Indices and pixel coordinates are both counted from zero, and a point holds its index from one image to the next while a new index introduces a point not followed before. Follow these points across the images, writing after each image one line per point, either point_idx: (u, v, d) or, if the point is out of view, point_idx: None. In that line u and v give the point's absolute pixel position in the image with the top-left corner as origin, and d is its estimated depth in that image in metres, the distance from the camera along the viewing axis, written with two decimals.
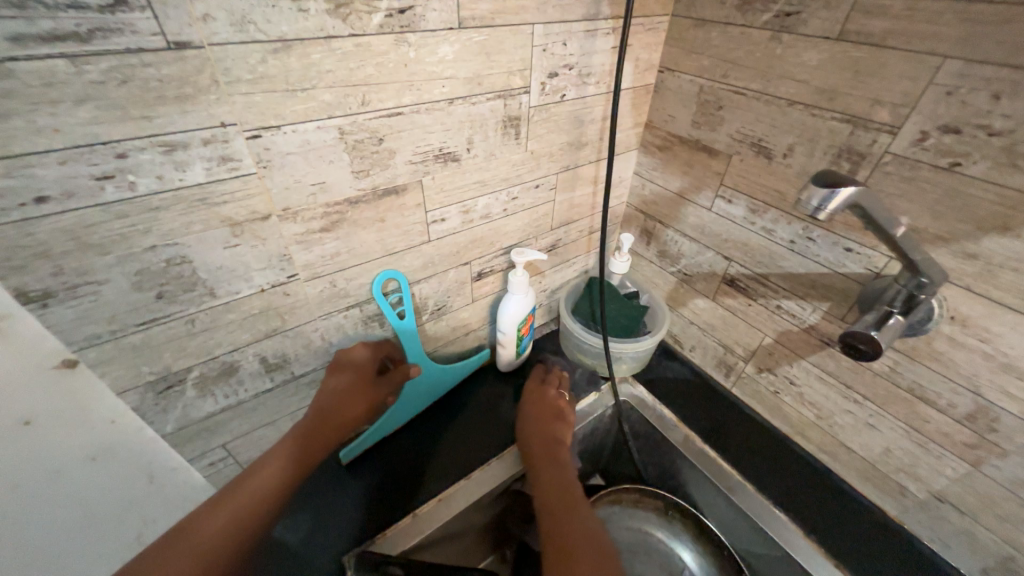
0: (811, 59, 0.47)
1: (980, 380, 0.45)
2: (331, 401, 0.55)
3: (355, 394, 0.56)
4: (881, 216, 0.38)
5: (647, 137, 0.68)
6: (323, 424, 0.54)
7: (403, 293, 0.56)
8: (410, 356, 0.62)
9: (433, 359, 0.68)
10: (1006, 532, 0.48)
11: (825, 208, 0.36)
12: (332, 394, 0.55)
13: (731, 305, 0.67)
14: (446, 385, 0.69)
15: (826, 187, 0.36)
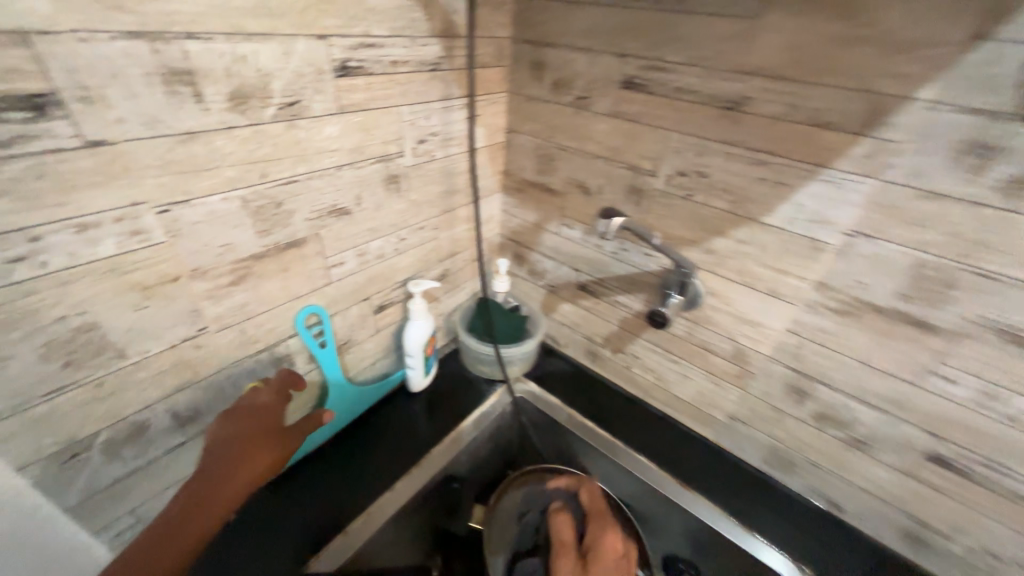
0: (601, 128, 0.68)
1: (733, 331, 0.68)
2: (239, 437, 0.49)
3: (259, 433, 0.51)
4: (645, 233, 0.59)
5: (505, 182, 0.85)
6: (209, 475, 0.47)
7: (324, 324, 0.64)
8: (330, 376, 0.69)
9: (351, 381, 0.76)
10: (769, 429, 0.71)
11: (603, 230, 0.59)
12: (244, 422, 0.51)
13: (587, 305, 0.86)
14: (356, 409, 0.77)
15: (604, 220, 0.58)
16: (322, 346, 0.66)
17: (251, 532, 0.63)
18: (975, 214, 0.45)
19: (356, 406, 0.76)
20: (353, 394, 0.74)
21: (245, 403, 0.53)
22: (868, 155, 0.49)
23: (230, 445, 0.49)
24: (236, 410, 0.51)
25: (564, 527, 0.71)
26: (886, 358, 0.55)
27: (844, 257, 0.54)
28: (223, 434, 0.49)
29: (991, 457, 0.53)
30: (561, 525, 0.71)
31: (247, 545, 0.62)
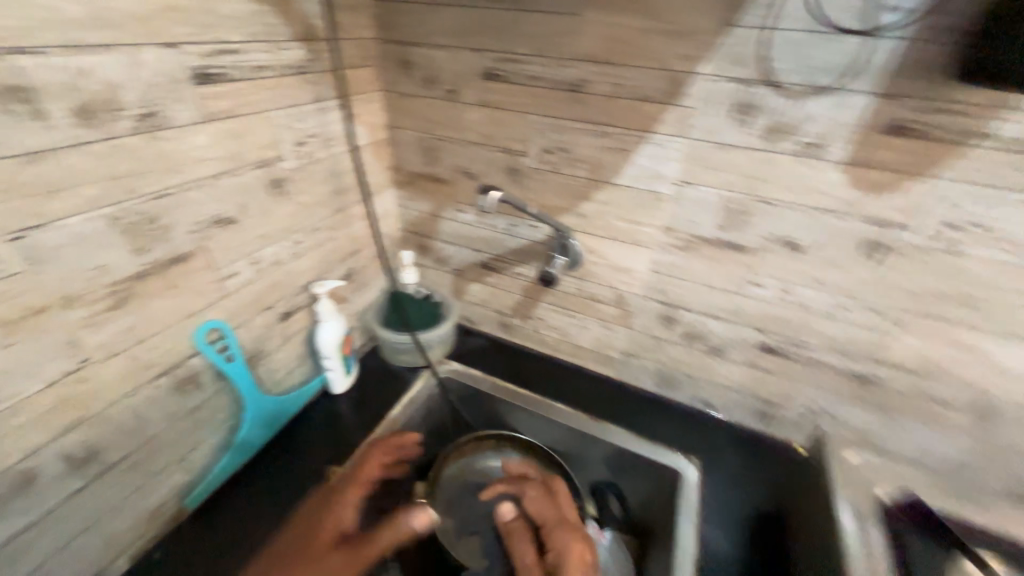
0: (474, 117, 0.75)
1: (612, 279, 0.80)
2: (321, 530, 0.59)
3: (312, 538, 0.58)
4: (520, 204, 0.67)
5: (395, 176, 0.89)
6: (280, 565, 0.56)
7: (227, 338, 0.62)
8: (245, 391, 0.67)
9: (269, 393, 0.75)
10: (654, 356, 0.86)
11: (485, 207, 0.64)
12: (327, 519, 0.59)
13: (492, 281, 0.94)
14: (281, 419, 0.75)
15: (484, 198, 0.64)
16: (230, 360, 0.64)
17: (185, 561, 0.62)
18: (752, 157, 0.60)
19: (279, 416, 0.74)
20: (279, 407, 0.74)
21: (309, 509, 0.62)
22: (677, 120, 0.62)
23: (304, 535, 0.58)
24: (354, 483, 0.64)
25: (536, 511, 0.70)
26: (719, 277, 0.71)
27: (677, 203, 0.68)
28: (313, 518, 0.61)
29: (796, 336, 0.71)
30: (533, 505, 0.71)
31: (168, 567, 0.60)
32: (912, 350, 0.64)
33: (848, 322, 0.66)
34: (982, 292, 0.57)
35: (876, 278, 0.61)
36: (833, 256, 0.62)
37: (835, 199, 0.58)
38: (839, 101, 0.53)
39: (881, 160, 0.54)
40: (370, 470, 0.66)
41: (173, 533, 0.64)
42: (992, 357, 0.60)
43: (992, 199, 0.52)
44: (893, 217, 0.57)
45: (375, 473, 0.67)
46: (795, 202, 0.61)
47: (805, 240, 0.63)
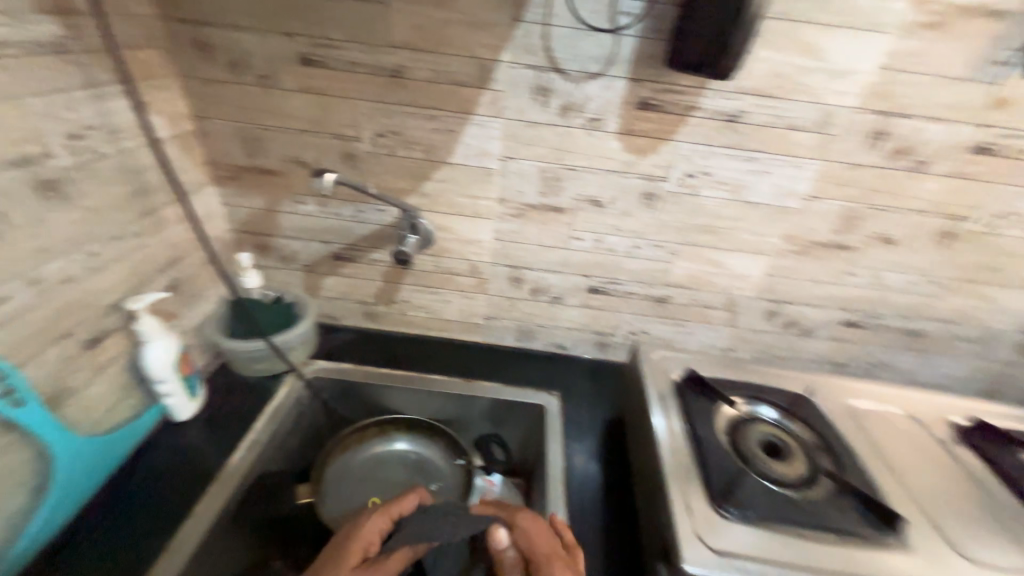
0: (297, 104, 0.74)
1: (462, 252, 0.88)
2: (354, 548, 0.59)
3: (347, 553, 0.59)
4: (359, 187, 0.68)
5: (214, 172, 0.81)
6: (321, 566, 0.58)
7: (12, 379, 0.51)
8: (50, 438, 0.56)
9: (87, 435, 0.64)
10: (511, 314, 0.97)
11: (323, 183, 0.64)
12: (360, 536, 0.60)
13: (347, 272, 0.93)
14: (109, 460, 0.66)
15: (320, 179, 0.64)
16: (21, 406, 0.52)
17: None
18: (554, 131, 0.73)
19: (108, 457, 0.66)
20: (111, 449, 0.66)
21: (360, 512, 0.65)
22: (491, 102, 0.71)
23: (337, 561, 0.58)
24: (381, 508, 0.63)
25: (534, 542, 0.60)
26: (549, 237, 0.84)
27: (505, 176, 0.78)
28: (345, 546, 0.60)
29: (612, 276, 0.89)
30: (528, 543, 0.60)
31: None
32: (685, 271, 0.87)
33: (643, 257, 0.86)
34: (715, 221, 0.80)
35: (653, 221, 0.81)
36: (624, 207, 0.80)
37: (617, 162, 0.75)
38: (606, 84, 0.68)
39: (640, 129, 0.72)
40: (405, 503, 0.65)
41: None
42: (729, 267, 0.86)
43: (708, 153, 0.73)
44: (655, 172, 0.75)
45: (409, 507, 0.65)
46: (591, 167, 0.76)
47: (604, 197, 0.79)
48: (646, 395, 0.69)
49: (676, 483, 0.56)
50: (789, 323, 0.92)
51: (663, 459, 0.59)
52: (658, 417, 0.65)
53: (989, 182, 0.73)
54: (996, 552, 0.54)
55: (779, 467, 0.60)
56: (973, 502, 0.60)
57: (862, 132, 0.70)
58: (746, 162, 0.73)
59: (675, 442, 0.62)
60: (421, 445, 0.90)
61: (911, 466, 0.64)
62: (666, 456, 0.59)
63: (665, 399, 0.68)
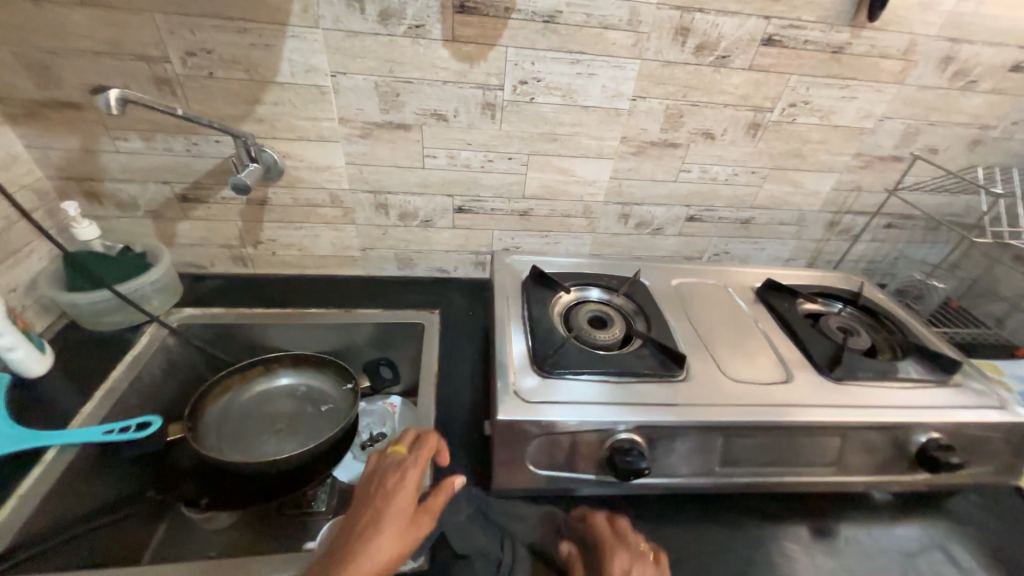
0: (81, 21, 0.66)
1: (318, 180, 0.87)
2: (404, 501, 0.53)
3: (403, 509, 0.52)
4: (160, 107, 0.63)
5: (4, 109, 0.72)
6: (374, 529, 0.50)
7: None
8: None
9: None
10: (385, 243, 0.98)
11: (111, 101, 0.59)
12: (405, 486, 0.54)
13: (200, 214, 0.89)
14: None
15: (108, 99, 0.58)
16: None
17: None
18: (378, 41, 0.71)
19: None
20: None
21: (388, 457, 0.58)
22: (304, 11, 0.68)
23: (396, 517, 0.51)
24: (419, 455, 0.58)
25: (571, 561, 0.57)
26: (403, 156, 0.85)
27: (340, 94, 0.76)
28: (382, 494, 0.53)
29: (473, 193, 0.92)
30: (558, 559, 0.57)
31: None
32: (539, 182, 0.92)
33: (498, 171, 0.89)
34: (556, 128, 0.84)
35: (499, 132, 0.84)
36: (468, 120, 0.81)
37: (450, 72, 0.76)
38: None
39: (464, 35, 0.72)
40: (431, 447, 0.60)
41: None
42: (580, 174, 0.92)
43: (535, 58, 0.76)
44: (490, 81, 0.77)
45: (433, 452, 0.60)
46: (426, 79, 0.76)
47: (446, 111, 0.80)
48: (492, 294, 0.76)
49: (506, 360, 0.64)
50: (641, 224, 1.02)
51: (498, 344, 0.67)
52: (500, 311, 0.72)
53: (781, 73, 0.82)
54: (758, 374, 0.68)
55: (600, 335, 0.70)
56: (753, 342, 0.74)
57: (668, 29, 0.75)
58: (572, 66, 0.77)
59: (512, 328, 0.69)
60: (308, 377, 0.93)
61: (712, 323, 0.77)
62: (500, 340, 0.67)
63: (508, 295, 0.76)
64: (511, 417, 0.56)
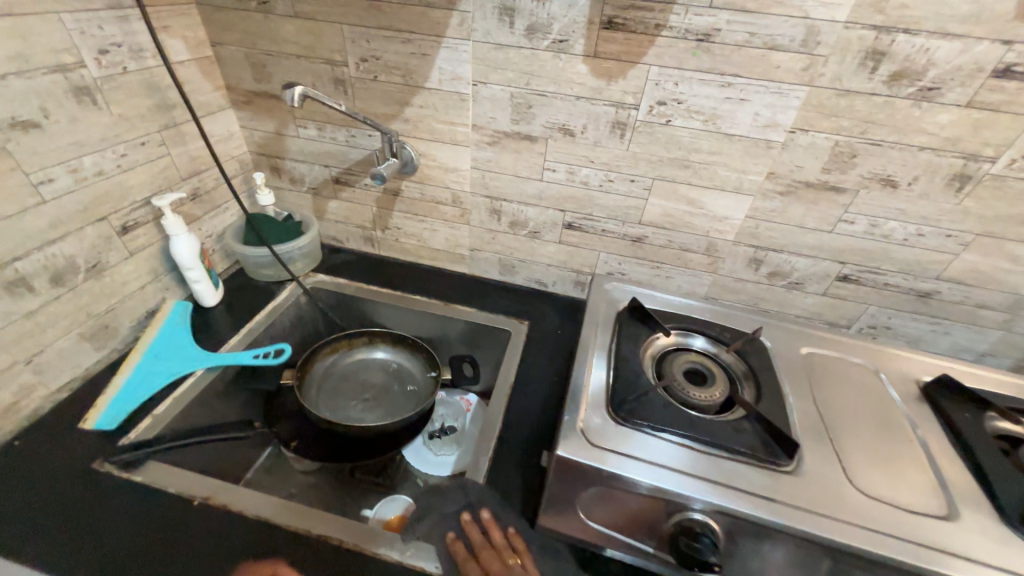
0: (291, 30, 0.81)
1: (443, 180, 0.93)
2: None
3: None
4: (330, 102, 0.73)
5: (232, 96, 0.92)
6: None
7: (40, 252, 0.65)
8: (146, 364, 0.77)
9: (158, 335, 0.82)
10: (492, 247, 1.01)
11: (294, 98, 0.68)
12: None
13: (346, 196, 1.02)
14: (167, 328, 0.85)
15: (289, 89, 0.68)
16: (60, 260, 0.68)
17: (43, 433, 0.68)
18: (521, 54, 0.73)
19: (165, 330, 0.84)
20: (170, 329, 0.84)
21: None
22: (460, 24, 0.73)
23: None
24: None
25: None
26: (524, 167, 0.86)
27: (477, 102, 0.80)
28: None
29: (587, 211, 0.89)
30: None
31: (29, 452, 0.66)
32: (660, 210, 0.85)
33: (617, 192, 0.85)
34: (690, 155, 0.77)
35: (625, 152, 0.79)
36: (595, 137, 0.79)
37: (585, 88, 0.74)
38: (569, 2, 0.67)
39: (607, 51, 0.70)
40: None
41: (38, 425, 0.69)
42: (708, 207, 0.82)
43: (680, 78, 0.70)
44: (625, 99, 0.74)
45: None
46: (559, 93, 0.76)
47: (574, 126, 0.79)
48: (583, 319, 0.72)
49: (579, 394, 0.60)
50: (774, 273, 0.88)
51: (575, 374, 0.63)
52: (587, 338, 0.69)
53: (1018, 114, 0.63)
54: (902, 495, 0.52)
55: (696, 393, 0.61)
56: (904, 452, 0.57)
57: (855, 52, 0.63)
58: (721, 89, 0.69)
59: (595, 360, 0.65)
60: (400, 357, 1.01)
61: (847, 412, 0.62)
62: (578, 371, 0.63)
63: (600, 324, 0.71)
64: (570, 457, 0.52)
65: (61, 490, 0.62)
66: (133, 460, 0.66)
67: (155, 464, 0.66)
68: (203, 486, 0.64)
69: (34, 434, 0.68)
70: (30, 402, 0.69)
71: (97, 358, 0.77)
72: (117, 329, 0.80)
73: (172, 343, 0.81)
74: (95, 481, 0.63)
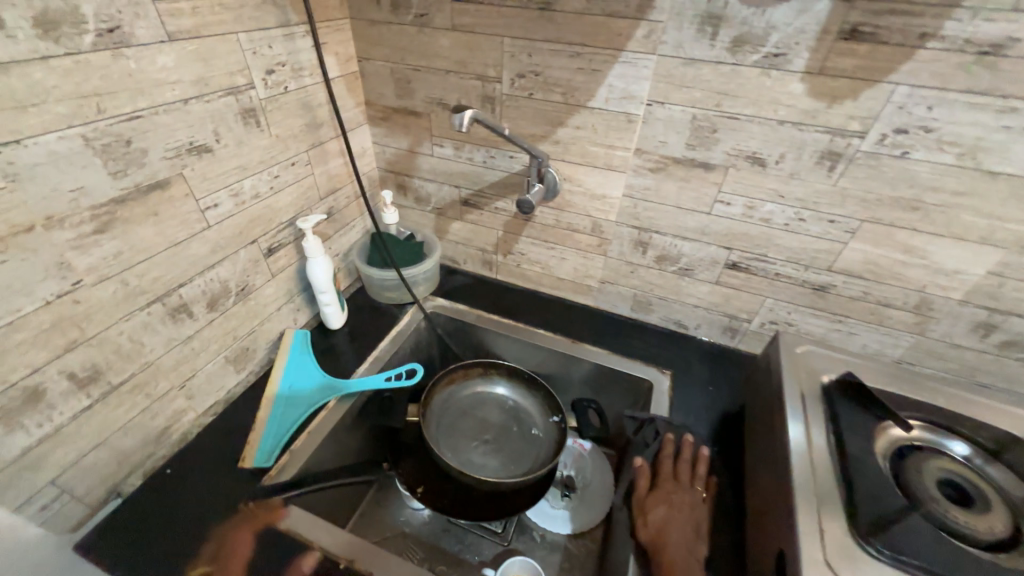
0: (445, 44, 0.75)
1: (586, 208, 0.83)
2: None
3: None
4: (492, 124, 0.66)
5: (370, 112, 0.89)
6: None
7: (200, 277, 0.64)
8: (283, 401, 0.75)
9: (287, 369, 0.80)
10: (629, 282, 0.90)
11: (463, 123, 0.61)
12: None
13: (472, 218, 0.96)
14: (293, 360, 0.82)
15: (457, 114, 0.61)
16: (213, 284, 0.67)
17: (189, 461, 0.67)
18: (718, 71, 0.62)
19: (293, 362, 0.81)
20: (297, 360, 0.82)
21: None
22: (647, 36, 0.63)
23: None
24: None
25: (680, 524, 0.62)
26: (690, 198, 0.74)
27: (648, 124, 0.70)
28: None
29: (760, 250, 0.75)
30: (666, 510, 0.63)
31: (177, 481, 0.65)
32: (861, 256, 0.70)
33: (807, 233, 0.71)
34: (925, 195, 0.61)
35: (831, 187, 0.65)
36: (794, 168, 0.66)
37: (795, 111, 0.61)
38: (801, 8, 0.55)
39: (839, 67, 0.57)
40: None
41: (185, 451, 0.69)
42: (934, 259, 0.66)
43: (936, 100, 0.55)
44: (849, 125, 0.60)
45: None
46: (758, 116, 0.63)
47: (768, 155, 0.66)
48: (782, 394, 0.61)
49: (804, 491, 0.49)
50: (1011, 343, 0.69)
51: (795, 468, 0.51)
52: (795, 420, 0.57)
53: None
54: None
55: (964, 515, 0.47)
56: None
57: None
58: (997, 115, 0.53)
59: (815, 451, 0.53)
60: (519, 393, 0.93)
61: None
62: (799, 465, 0.51)
63: (808, 403, 0.59)
64: None
65: (208, 529, 0.60)
66: (276, 502, 0.63)
67: (295, 510, 0.63)
68: (345, 544, 0.59)
69: (181, 460, 0.68)
70: (179, 427, 0.68)
71: (236, 381, 0.76)
72: (255, 351, 0.78)
73: (294, 391, 0.77)
74: (239, 522, 0.61)
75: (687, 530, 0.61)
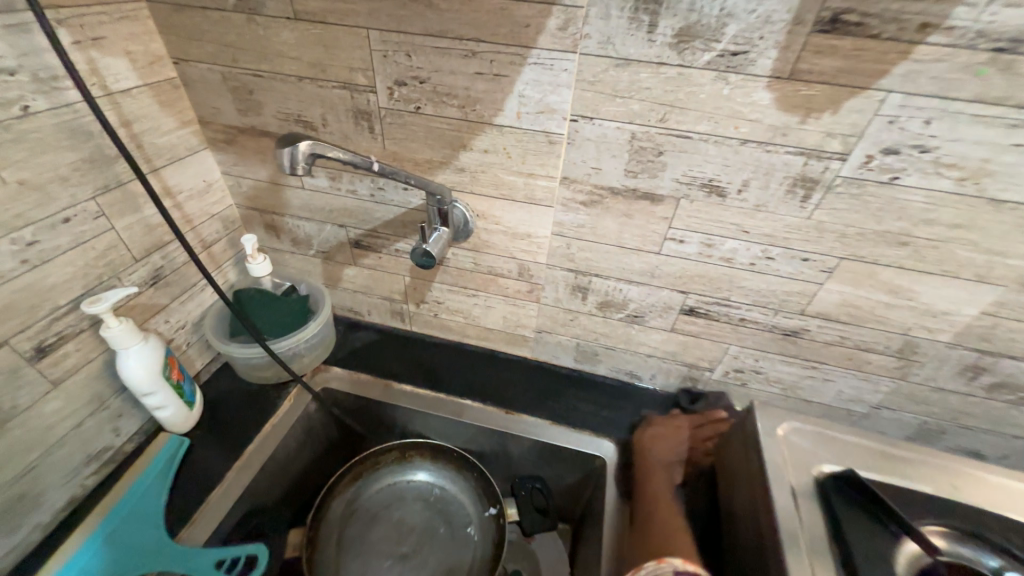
0: (290, 38, 0.53)
1: (509, 249, 0.65)
2: None
3: None
4: (353, 158, 0.45)
5: (208, 134, 0.65)
6: None
7: None
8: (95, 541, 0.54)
9: (121, 497, 0.58)
10: (569, 331, 0.74)
11: (295, 165, 0.42)
12: None
13: (369, 263, 0.75)
14: (144, 481, 0.59)
15: (287, 148, 0.41)
16: None
17: None
18: (660, 76, 0.46)
19: (142, 484, 0.59)
20: (143, 483, 0.59)
21: None
22: (563, 27, 0.45)
23: None
24: None
25: (667, 449, 0.65)
26: (635, 236, 0.58)
27: (575, 146, 0.53)
28: None
29: (721, 294, 0.61)
30: (655, 437, 0.67)
31: None
32: (838, 299, 0.57)
33: (776, 274, 0.57)
34: (915, 229, 0.49)
35: (805, 221, 0.52)
36: (759, 199, 0.51)
37: (760, 127, 0.46)
38: None
39: (815, 70, 0.42)
40: None
41: None
42: (922, 300, 0.55)
43: (936, 112, 0.42)
44: (827, 145, 0.46)
45: None
46: (713, 134, 0.48)
47: (728, 182, 0.51)
48: (774, 514, 0.45)
49: None
50: (1001, 385, 0.60)
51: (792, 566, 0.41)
52: (790, 523, 0.44)
53: None
54: None
55: None
56: None
57: None
58: (1010, 130, 0.41)
59: (816, 556, 0.42)
60: (446, 478, 0.74)
61: None
62: (792, 544, 0.43)
63: (810, 527, 0.44)
64: None
65: None
66: None
67: None
68: None
69: None
70: None
71: (6, 548, 0.51)
72: (42, 494, 0.53)
73: (110, 539, 0.55)
74: None
75: (670, 458, 0.64)
